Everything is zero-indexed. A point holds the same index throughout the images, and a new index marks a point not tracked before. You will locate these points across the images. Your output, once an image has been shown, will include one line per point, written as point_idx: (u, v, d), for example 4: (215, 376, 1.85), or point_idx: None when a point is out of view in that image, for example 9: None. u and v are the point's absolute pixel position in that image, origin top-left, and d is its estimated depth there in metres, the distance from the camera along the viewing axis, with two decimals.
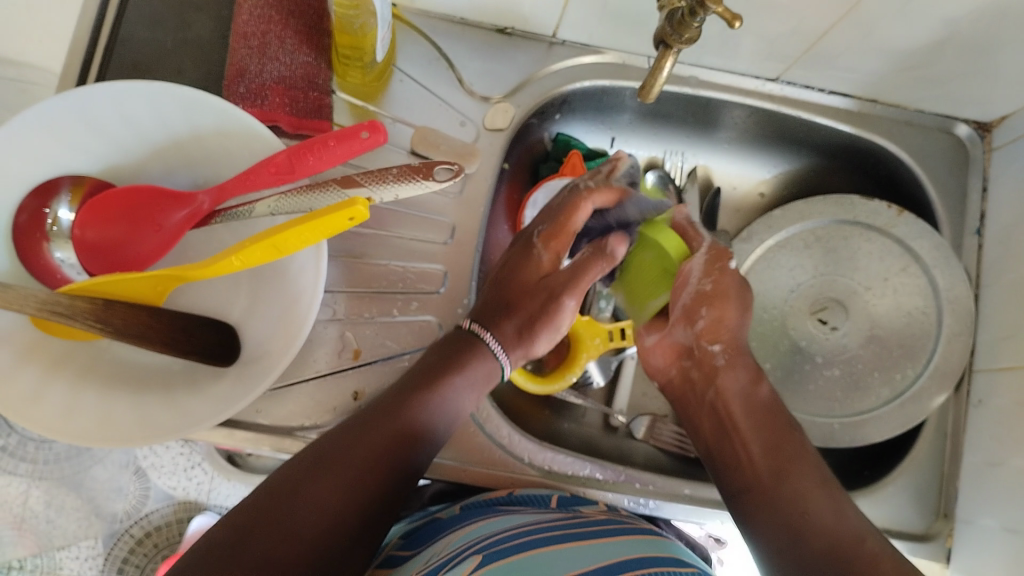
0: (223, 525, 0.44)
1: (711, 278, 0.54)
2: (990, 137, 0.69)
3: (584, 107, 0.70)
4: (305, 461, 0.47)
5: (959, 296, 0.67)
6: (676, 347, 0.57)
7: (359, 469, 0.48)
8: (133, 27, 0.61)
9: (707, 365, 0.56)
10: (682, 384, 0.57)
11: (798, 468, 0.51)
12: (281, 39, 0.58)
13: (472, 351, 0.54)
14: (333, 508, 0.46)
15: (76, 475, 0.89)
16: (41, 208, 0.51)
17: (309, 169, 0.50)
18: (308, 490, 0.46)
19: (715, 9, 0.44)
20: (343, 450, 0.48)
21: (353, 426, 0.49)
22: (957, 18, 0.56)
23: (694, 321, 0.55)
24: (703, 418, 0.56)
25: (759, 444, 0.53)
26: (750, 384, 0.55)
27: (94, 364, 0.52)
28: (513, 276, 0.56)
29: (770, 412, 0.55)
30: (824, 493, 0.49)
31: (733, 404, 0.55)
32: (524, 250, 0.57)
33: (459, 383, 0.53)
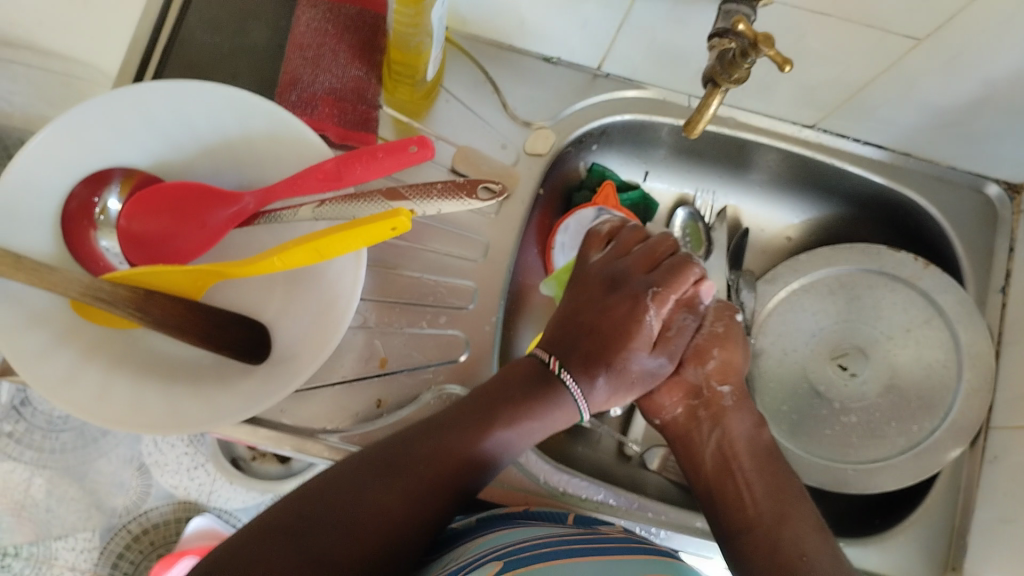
0: (281, 515, 0.44)
1: (722, 323, 0.58)
2: (1019, 199, 0.70)
3: (621, 139, 0.72)
4: (371, 465, 0.47)
5: (981, 351, 0.67)
6: (684, 386, 0.56)
7: (424, 487, 0.47)
8: (193, 31, 0.63)
9: (716, 405, 0.56)
10: (686, 423, 0.56)
11: (797, 511, 0.52)
12: (335, 52, 0.60)
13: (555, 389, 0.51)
14: (393, 519, 0.46)
15: (81, 465, 0.87)
16: (91, 198, 0.52)
17: (355, 178, 0.51)
18: (369, 497, 0.45)
19: (768, 52, 0.46)
20: (411, 462, 0.47)
21: (422, 439, 0.49)
22: (998, 77, 0.57)
23: (706, 359, 0.56)
24: (706, 456, 0.55)
25: (761, 485, 0.53)
26: (754, 427, 0.56)
27: (128, 352, 0.53)
28: (618, 330, 0.53)
29: (772, 456, 0.55)
30: (823, 538, 0.51)
31: (737, 443, 0.55)
32: (632, 304, 0.53)
33: (538, 415, 0.51)
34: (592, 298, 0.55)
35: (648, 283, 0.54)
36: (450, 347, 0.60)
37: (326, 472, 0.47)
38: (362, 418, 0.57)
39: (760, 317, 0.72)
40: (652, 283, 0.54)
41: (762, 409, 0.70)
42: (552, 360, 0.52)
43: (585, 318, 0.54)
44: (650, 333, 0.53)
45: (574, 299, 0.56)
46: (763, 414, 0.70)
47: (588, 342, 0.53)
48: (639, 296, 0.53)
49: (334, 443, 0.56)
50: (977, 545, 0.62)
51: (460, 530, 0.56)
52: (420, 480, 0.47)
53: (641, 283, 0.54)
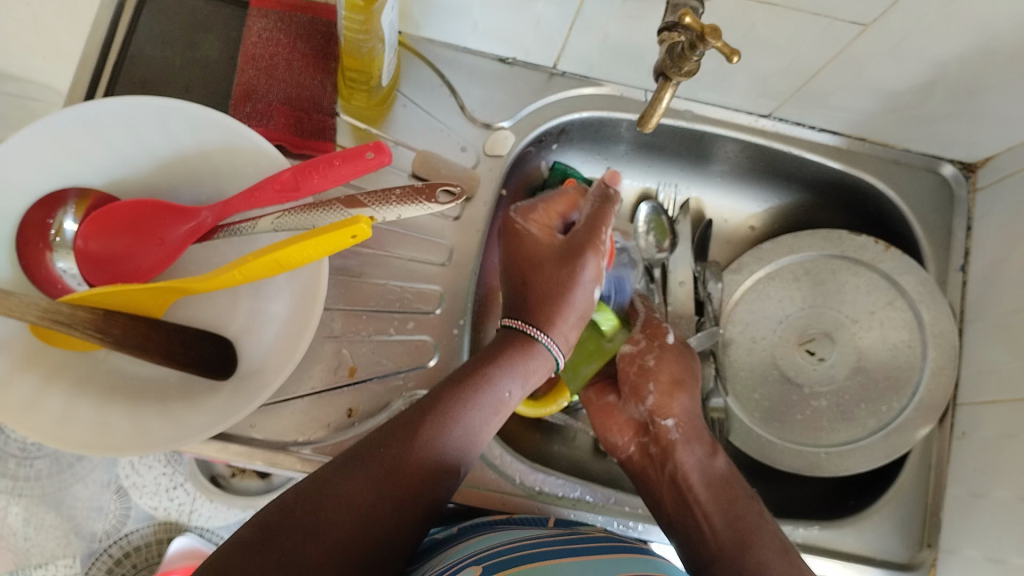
0: (252, 523, 0.44)
1: (654, 355, 0.59)
2: (974, 178, 0.71)
3: (581, 137, 0.72)
4: (337, 461, 0.47)
5: (943, 330, 0.68)
6: (633, 424, 0.59)
7: (395, 464, 0.47)
8: (143, 46, 0.62)
9: (664, 440, 0.57)
10: (640, 460, 0.58)
11: (759, 539, 0.52)
12: (288, 62, 0.60)
13: (512, 347, 0.53)
14: (363, 506, 0.46)
15: (57, 492, 0.84)
16: (45, 219, 0.51)
17: (314, 187, 0.51)
18: (336, 488, 0.46)
19: (715, 44, 0.46)
20: (377, 447, 0.47)
21: (387, 426, 0.49)
22: (945, 60, 0.58)
23: (644, 397, 0.58)
24: (663, 492, 0.56)
25: (719, 514, 0.54)
26: (706, 457, 0.57)
27: (91, 374, 0.53)
28: (516, 255, 0.56)
29: (728, 484, 0.55)
30: (785, 562, 0.51)
31: (692, 476, 0.55)
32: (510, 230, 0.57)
33: (495, 377, 0.52)
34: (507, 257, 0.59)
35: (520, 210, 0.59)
36: (419, 352, 0.60)
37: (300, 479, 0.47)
38: (334, 429, 0.57)
39: (727, 306, 0.73)
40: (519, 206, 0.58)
41: (733, 397, 0.71)
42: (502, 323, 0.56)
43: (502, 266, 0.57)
44: (534, 239, 0.56)
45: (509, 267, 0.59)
46: (734, 403, 0.70)
47: (511, 278, 0.56)
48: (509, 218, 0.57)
49: (307, 456, 0.56)
50: (951, 522, 0.64)
51: (444, 539, 0.56)
52: (386, 462, 0.47)
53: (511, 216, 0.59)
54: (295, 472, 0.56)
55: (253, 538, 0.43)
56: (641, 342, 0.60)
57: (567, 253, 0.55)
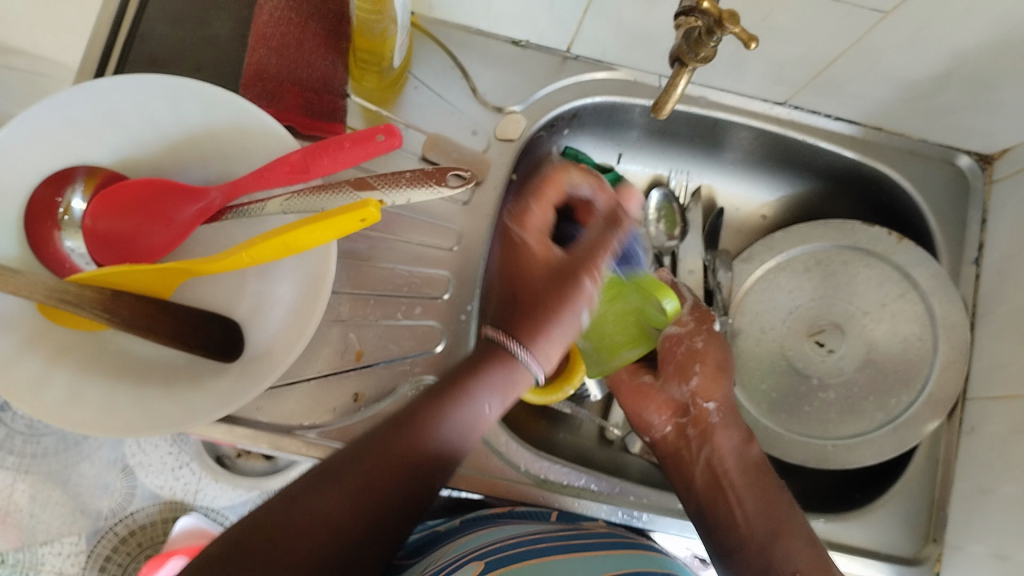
0: (221, 538, 0.42)
1: (701, 337, 0.58)
2: (991, 169, 0.70)
3: (593, 122, 0.71)
4: (311, 476, 0.45)
5: (955, 323, 0.68)
6: (672, 405, 0.58)
7: (364, 478, 0.45)
8: (154, 23, 0.61)
9: (703, 423, 0.57)
10: (675, 441, 0.58)
11: (791, 528, 0.52)
12: (300, 41, 0.59)
13: (493, 357, 0.50)
14: (333, 521, 0.44)
15: (63, 470, 0.83)
16: (54, 197, 0.51)
17: (323, 170, 0.50)
18: (311, 503, 0.44)
19: (733, 29, 0.46)
20: (352, 463, 0.46)
21: (360, 440, 0.47)
22: (965, 50, 0.57)
23: (688, 377, 0.58)
24: (696, 474, 0.56)
25: (753, 500, 0.54)
26: (742, 443, 0.57)
27: (97, 355, 0.52)
28: (513, 269, 0.52)
29: (762, 471, 0.56)
30: (814, 553, 0.51)
31: (728, 461, 0.56)
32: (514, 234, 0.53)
33: (475, 393, 0.49)
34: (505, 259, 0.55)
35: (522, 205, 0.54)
36: (426, 337, 0.60)
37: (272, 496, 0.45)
38: (340, 413, 0.57)
39: (737, 296, 0.72)
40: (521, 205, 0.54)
41: (741, 388, 0.70)
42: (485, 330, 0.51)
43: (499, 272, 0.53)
44: (530, 252, 0.52)
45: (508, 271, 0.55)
46: (742, 394, 0.70)
47: (504, 289, 0.52)
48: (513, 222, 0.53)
49: (313, 440, 0.56)
50: (958, 516, 0.63)
51: (444, 531, 0.56)
52: (360, 478, 0.45)
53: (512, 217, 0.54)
54: (300, 455, 0.56)
55: (223, 556, 0.41)
56: (689, 323, 0.59)
57: (559, 277, 0.49)
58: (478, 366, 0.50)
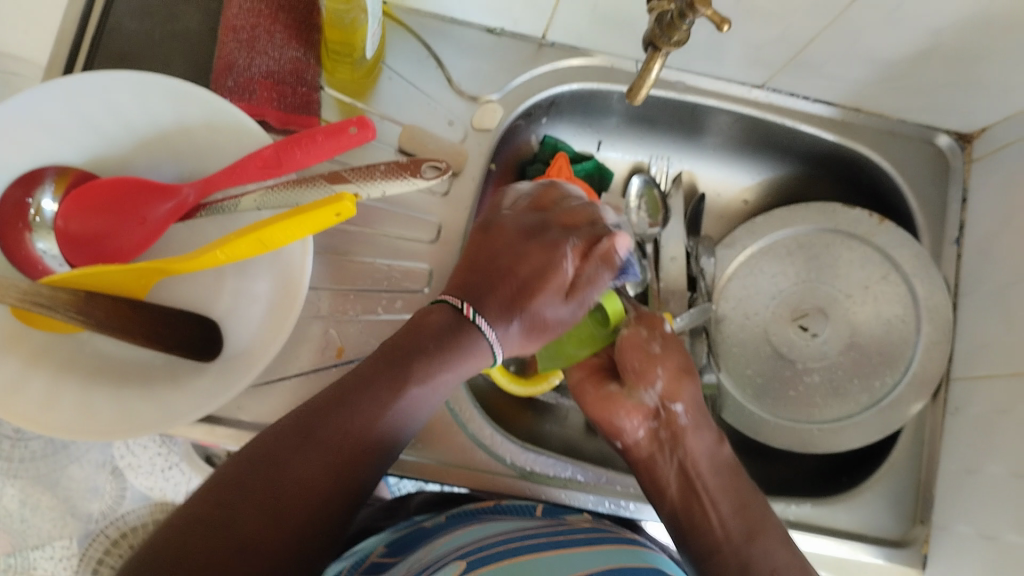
0: (199, 500, 0.41)
1: (659, 341, 0.55)
2: (970, 148, 0.70)
3: (571, 109, 0.71)
4: (284, 436, 0.44)
5: (938, 304, 0.68)
6: (641, 409, 0.55)
7: (344, 452, 0.44)
8: (121, 18, 0.60)
9: (674, 426, 0.55)
10: (648, 446, 0.55)
11: (765, 529, 0.53)
12: (270, 33, 0.57)
13: (468, 340, 0.48)
14: (316, 491, 0.43)
15: (53, 472, 0.82)
16: (24, 198, 0.50)
17: (296, 164, 0.50)
18: (289, 468, 0.43)
19: (705, 12, 0.45)
20: (327, 430, 0.44)
21: (334, 402, 0.45)
22: (941, 28, 0.57)
23: (652, 381, 0.54)
24: (671, 480, 0.55)
25: (727, 502, 0.54)
26: (713, 443, 0.56)
27: (75, 357, 0.52)
28: (535, 275, 0.50)
29: (733, 471, 0.55)
30: (789, 551, 0.52)
31: (701, 463, 0.55)
32: (551, 252, 0.51)
33: (449, 366, 0.48)
34: (506, 243, 0.52)
35: (568, 235, 0.52)
36: None
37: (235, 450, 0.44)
38: None
39: (720, 283, 0.72)
40: (572, 235, 0.52)
41: (725, 373, 0.70)
42: (464, 304, 0.49)
43: (501, 262, 0.50)
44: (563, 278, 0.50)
45: (486, 239, 0.52)
46: (727, 378, 0.70)
47: (503, 286, 0.50)
48: (553, 244, 0.51)
49: None
50: (945, 495, 0.64)
51: (430, 528, 0.55)
52: (337, 445, 0.44)
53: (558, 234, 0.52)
54: None
55: (207, 519, 0.40)
56: (642, 329, 0.55)
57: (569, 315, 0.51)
58: (448, 333, 0.48)
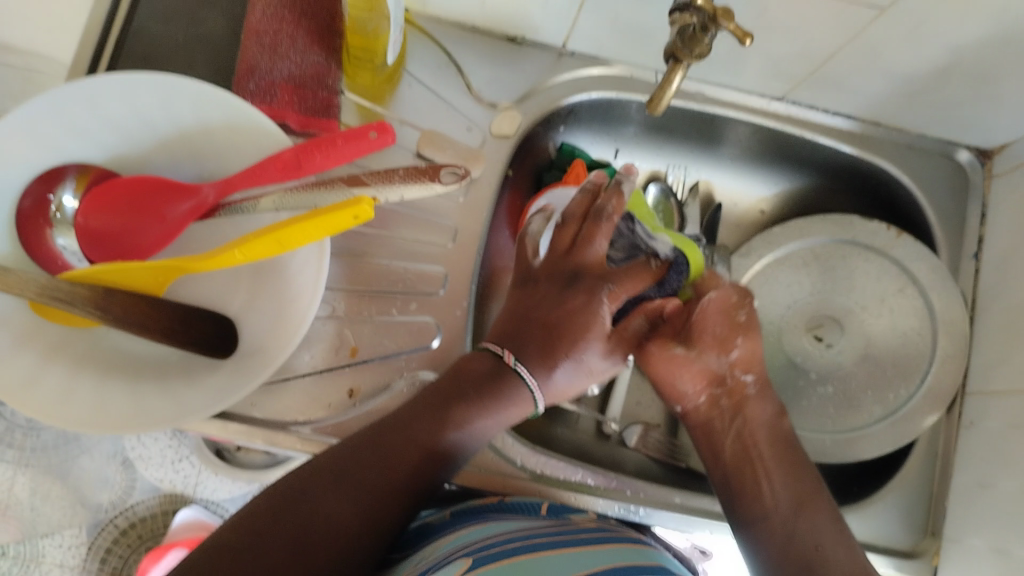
0: (235, 525, 0.43)
1: (744, 312, 0.54)
2: (990, 164, 0.70)
3: (590, 118, 0.71)
4: (324, 470, 0.46)
5: (955, 318, 0.67)
6: (707, 374, 0.54)
7: (377, 487, 0.46)
8: (144, 22, 0.61)
9: (739, 395, 0.54)
10: (708, 411, 0.54)
11: (815, 505, 0.51)
12: (293, 38, 0.57)
13: (503, 385, 0.50)
14: (348, 522, 0.45)
15: (63, 462, 0.83)
16: (46, 193, 0.51)
17: (316, 167, 0.50)
18: (323, 503, 0.44)
19: (727, 26, 0.45)
20: (359, 466, 0.46)
21: (370, 444, 0.47)
22: (963, 44, 0.56)
23: (729, 348, 0.53)
24: (726, 445, 0.54)
25: (780, 473, 0.52)
26: (775, 416, 0.55)
27: (91, 351, 0.52)
28: (567, 318, 0.51)
29: (790, 444, 0.54)
30: (838, 530, 0.50)
31: (759, 433, 0.54)
32: (591, 300, 0.52)
33: (484, 410, 0.50)
34: (547, 293, 0.53)
35: (603, 279, 0.52)
36: (422, 334, 0.59)
37: (270, 487, 0.46)
38: (336, 408, 0.56)
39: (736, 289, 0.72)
40: (609, 280, 0.52)
41: None
42: (506, 352, 0.51)
43: (541, 313, 0.52)
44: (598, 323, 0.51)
45: (529, 291, 0.54)
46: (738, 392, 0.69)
47: (542, 335, 0.51)
48: (595, 290, 0.52)
49: (306, 435, 0.55)
50: (957, 511, 0.63)
51: (433, 523, 0.55)
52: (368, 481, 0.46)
53: (597, 277, 0.53)
54: (294, 451, 0.56)
55: (243, 547, 0.42)
56: (733, 294, 0.54)
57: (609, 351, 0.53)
58: (488, 380, 0.50)
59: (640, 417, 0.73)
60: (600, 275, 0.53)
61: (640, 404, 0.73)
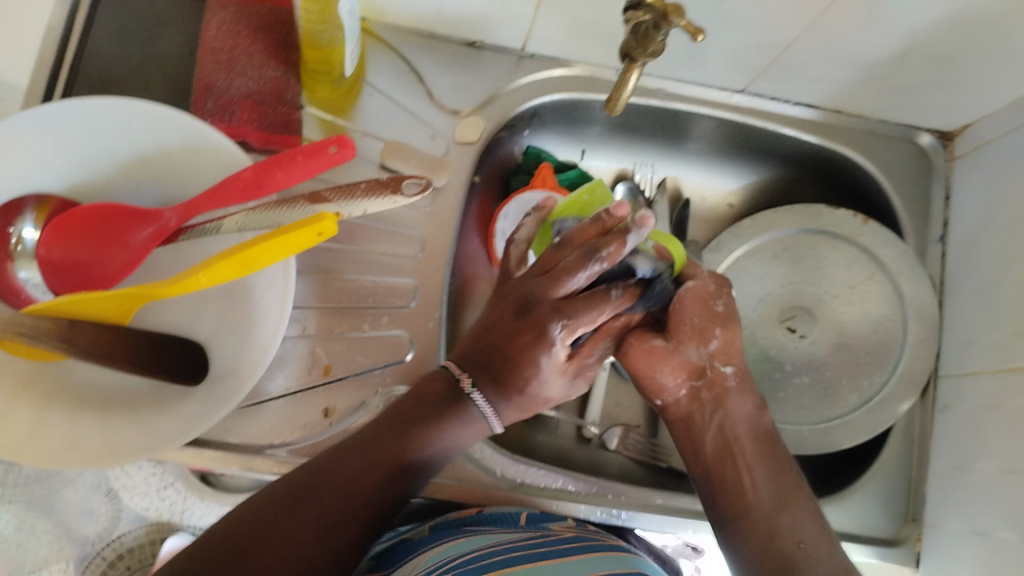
0: (192, 558, 0.42)
1: (722, 301, 0.55)
2: (952, 146, 0.71)
3: (554, 120, 0.71)
4: (281, 497, 0.45)
5: (924, 302, 0.68)
6: (687, 367, 0.54)
7: (335, 516, 0.46)
8: (101, 43, 0.60)
9: (719, 387, 0.54)
10: (689, 405, 0.55)
11: (797, 501, 0.51)
12: (250, 53, 0.59)
13: (461, 411, 0.50)
14: (306, 549, 0.44)
15: (47, 496, 0.77)
16: (6, 227, 0.50)
17: (277, 184, 0.50)
18: (280, 530, 0.44)
19: (679, 22, 0.45)
20: (320, 494, 0.46)
21: (326, 471, 0.47)
22: (919, 28, 0.57)
23: (708, 339, 0.54)
24: (707, 440, 0.54)
25: (761, 469, 0.53)
26: (756, 409, 0.55)
27: (60, 387, 0.52)
28: (517, 350, 0.50)
29: (771, 439, 0.54)
30: (818, 524, 0.51)
31: (741, 428, 0.54)
32: (542, 337, 0.49)
33: (443, 433, 0.50)
34: (502, 318, 0.50)
35: (558, 312, 0.49)
36: (394, 348, 0.59)
37: (229, 513, 0.45)
38: (311, 429, 0.56)
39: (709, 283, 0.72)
40: (563, 315, 0.49)
41: None
42: (464, 376, 0.50)
43: (497, 340, 0.50)
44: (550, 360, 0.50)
45: (493, 311, 0.52)
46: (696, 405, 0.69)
47: (498, 363, 0.50)
48: (547, 326, 0.49)
49: (283, 458, 0.55)
50: (936, 496, 0.64)
51: (412, 540, 0.55)
52: (333, 505, 0.46)
53: (550, 306, 0.49)
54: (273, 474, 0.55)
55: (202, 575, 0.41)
56: (710, 283, 0.56)
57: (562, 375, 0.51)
58: (445, 403, 0.50)
59: (620, 420, 0.73)
60: (557, 305, 0.49)
61: (619, 406, 0.73)
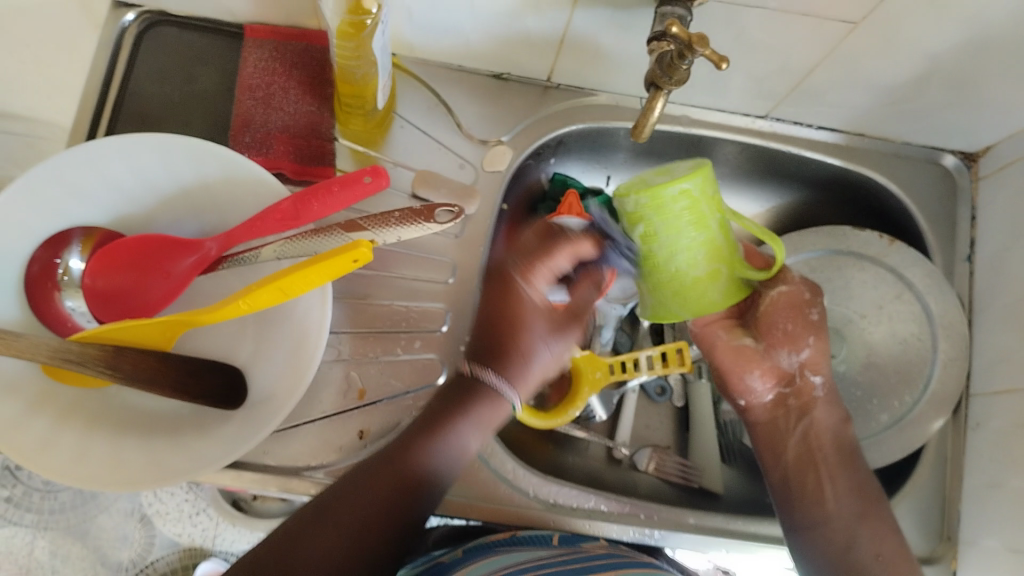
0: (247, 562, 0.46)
1: (816, 310, 0.57)
2: (976, 167, 0.71)
3: (579, 147, 0.72)
4: (319, 505, 0.49)
5: (953, 321, 0.68)
6: (777, 372, 0.58)
7: (358, 519, 0.49)
8: (140, 81, 0.63)
9: (807, 395, 0.58)
10: (773, 409, 0.59)
11: (876, 512, 0.55)
12: (285, 90, 0.62)
13: (471, 395, 0.53)
14: (335, 552, 0.47)
15: (82, 523, 0.82)
16: (53, 259, 0.52)
17: (314, 215, 0.51)
18: (314, 535, 0.47)
19: (703, 52, 0.47)
20: (349, 503, 0.49)
21: (354, 474, 0.51)
22: (938, 52, 0.58)
23: (800, 347, 0.57)
24: (790, 445, 0.58)
25: (843, 480, 0.57)
26: (841, 421, 0.58)
27: (104, 412, 0.53)
28: (506, 309, 0.54)
29: (853, 452, 0.58)
30: (895, 537, 0.54)
31: (824, 438, 0.58)
32: (517, 287, 0.54)
33: (460, 424, 0.53)
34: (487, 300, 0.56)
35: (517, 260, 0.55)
36: (429, 370, 0.60)
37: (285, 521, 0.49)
38: (346, 452, 0.57)
39: None
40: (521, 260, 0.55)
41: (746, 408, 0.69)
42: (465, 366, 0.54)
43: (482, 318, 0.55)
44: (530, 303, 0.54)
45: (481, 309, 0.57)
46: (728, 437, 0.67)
47: (492, 336, 0.54)
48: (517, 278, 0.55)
49: (320, 479, 0.56)
50: (971, 514, 0.63)
51: (446, 562, 0.56)
52: (355, 512, 0.49)
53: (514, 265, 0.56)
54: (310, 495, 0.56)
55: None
56: (804, 291, 0.57)
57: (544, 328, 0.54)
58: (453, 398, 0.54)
59: (651, 440, 0.74)
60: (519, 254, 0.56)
61: (649, 427, 0.74)
